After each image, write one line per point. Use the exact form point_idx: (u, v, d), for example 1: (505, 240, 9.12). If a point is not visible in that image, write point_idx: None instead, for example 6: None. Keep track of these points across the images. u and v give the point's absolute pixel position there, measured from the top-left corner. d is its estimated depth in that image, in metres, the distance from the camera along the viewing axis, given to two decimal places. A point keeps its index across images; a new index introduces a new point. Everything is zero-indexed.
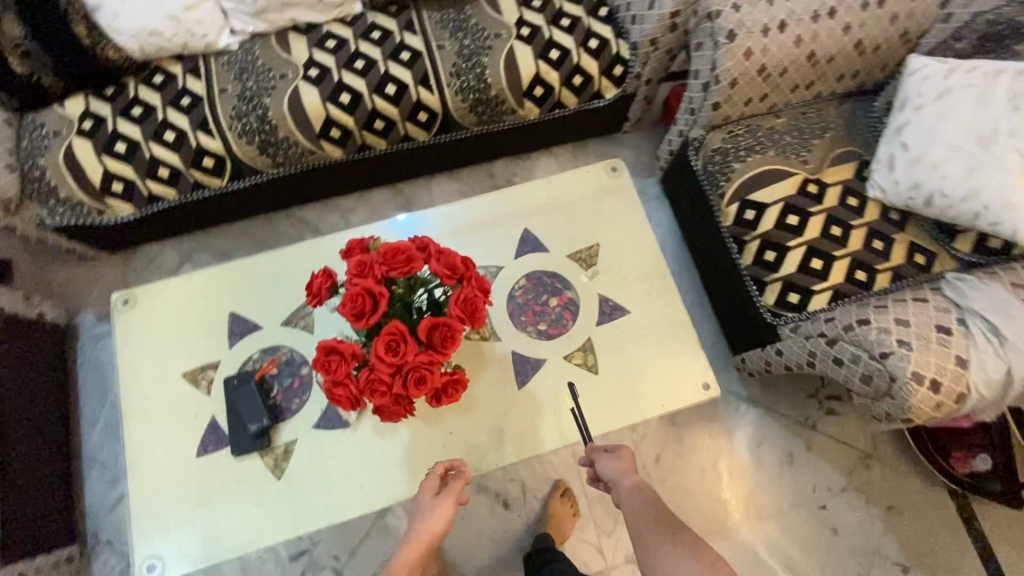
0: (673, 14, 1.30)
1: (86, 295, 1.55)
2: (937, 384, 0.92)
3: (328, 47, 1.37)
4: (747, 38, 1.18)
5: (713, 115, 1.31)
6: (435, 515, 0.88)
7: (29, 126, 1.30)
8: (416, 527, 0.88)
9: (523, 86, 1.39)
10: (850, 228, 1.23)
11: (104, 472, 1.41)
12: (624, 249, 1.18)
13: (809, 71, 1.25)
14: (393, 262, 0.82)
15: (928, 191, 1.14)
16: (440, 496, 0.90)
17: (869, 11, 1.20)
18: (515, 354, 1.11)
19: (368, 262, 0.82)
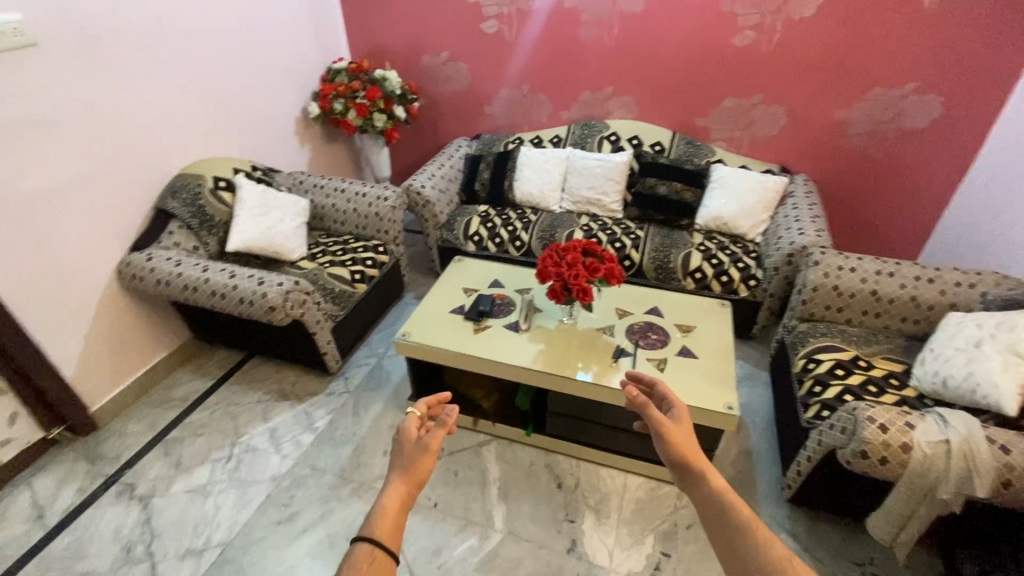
0: (790, 255, 2.18)
1: (419, 285, 2.89)
2: (885, 426, 1.31)
3: (598, 223, 2.66)
4: (829, 267, 1.96)
5: (803, 309, 2.02)
6: (417, 467, 0.91)
7: (461, 207, 2.86)
8: (402, 458, 0.92)
9: (689, 268, 2.38)
10: (885, 390, 1.68)
11: (370, 349, 2.48)
12: (710, 334, 1.90)
13: (875, 303, 1.91)
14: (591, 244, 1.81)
15: (942, 375, 1.59)
16: (417, 452, 0.92)
17: (922, 283, 1.88)
18: (618, 347, 1.86)
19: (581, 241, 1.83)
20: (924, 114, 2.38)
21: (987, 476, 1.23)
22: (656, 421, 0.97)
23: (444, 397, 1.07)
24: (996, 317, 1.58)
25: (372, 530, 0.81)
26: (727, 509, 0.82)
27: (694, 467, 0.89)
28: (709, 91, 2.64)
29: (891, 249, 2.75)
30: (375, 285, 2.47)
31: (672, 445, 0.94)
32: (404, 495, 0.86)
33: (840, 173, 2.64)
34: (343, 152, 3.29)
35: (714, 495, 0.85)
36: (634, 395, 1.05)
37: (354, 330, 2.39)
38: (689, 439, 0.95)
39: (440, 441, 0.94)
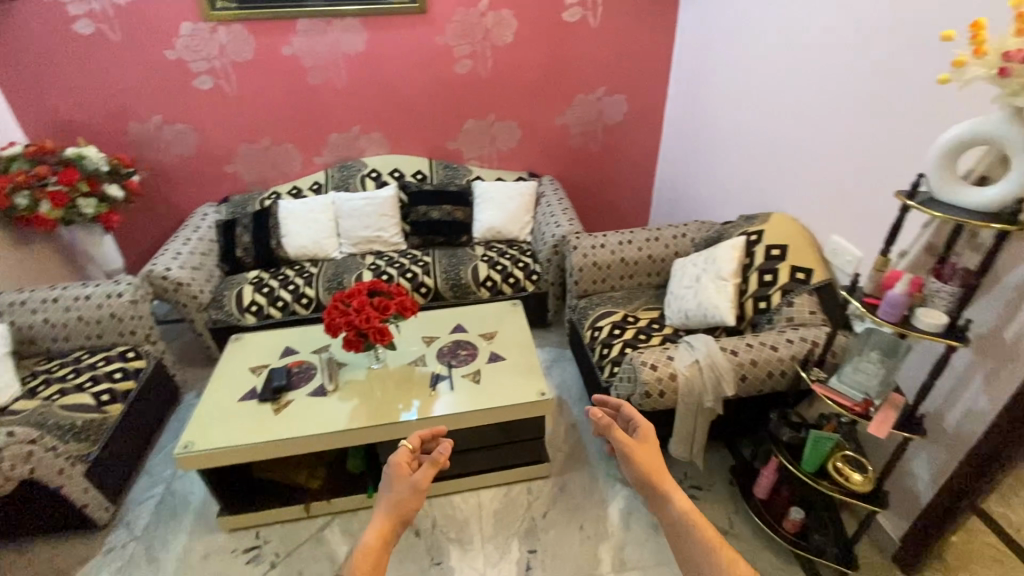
0: (556, 246, 2.48)
1: (199, 380, 2.47)
2: (655, 365, 1.58)
3: (384, 259, 2.63)
4: (586, 248, 2.28)
5: (578, 288, 2.31)
6: (403, 503, 1.03)
7: (227, 279, 2.54)
8: (388, 499, 1.05)
9: (480, 279, 2.52)
10: (652, 334, 2.02)
11: (152, 477, 2.03)
12: (511, 334, 2.04)
13: (626, 267, 2.29)
14: (374, 282, 1.78)
15: (683, 310, 1.98)
16: (405, 488, 1.05)
17: (652, 242, 2.31)
18: (433, 374, 1.86)
19: (363, 283, 1.78)
20: (617, 110, 2.94)
21: (728, 377, 1.56)
22: (621, 438, 1.10)
23: (437, 434, 1.24)
24: (702, 255, 2.04)
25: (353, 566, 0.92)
26: (683, 518, 0.92)
27: (659, 481, 1.00)
28: (450, 117, 2.83)
29: (623, 221, 3.34)
30: (136, 399, 2.03)
31: (636, 460, 1.06)
32: (384, 535, 0.99)
33: (575, 168, 3.10)
34: (46, 251, 2.63)
35: (676, 508, 0.94)
36: (600, 416, 1.18)
37: (121, 462, 1.93)
38: (649, 451, 1.08)
39: (425, 483, 1.07)
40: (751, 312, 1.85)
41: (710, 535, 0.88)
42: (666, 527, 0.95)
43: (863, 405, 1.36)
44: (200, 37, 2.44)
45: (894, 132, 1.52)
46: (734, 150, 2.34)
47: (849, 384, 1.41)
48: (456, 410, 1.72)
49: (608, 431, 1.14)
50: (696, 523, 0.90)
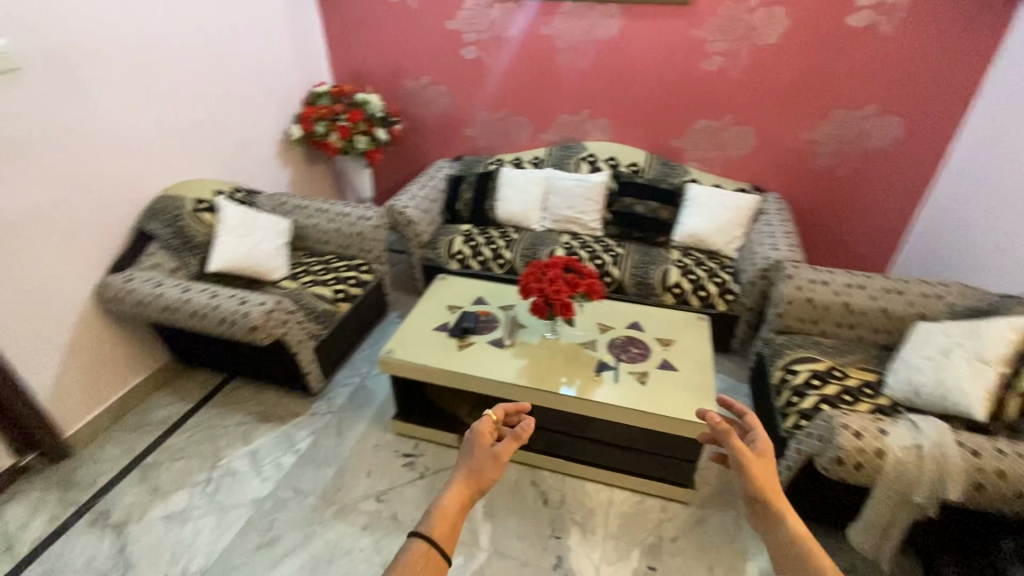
0: (764, 270, 2.26)
1: (402, 304, 2.89)
2: (858, 433, 1.36)
3: (579, 240, 2.71)
4: (802, 281, 2.03)
5: (778, 322, 2.08)
6: (486, 472, 0.94)
7: (444, 226, 2.90)
8: (466, 467, 0.94)
9: (669, 283, 2.44)
10: (860, 399, 1.73)
11: (353, 369, 2.47)
12: (689, 347, 1.95)
13: (846, 315, 1.98)
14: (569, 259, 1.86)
15: (911, 383, 1.65)
16: (488, 456, 0.95)
17: (891, 295, 1.95)
18: (602, 362, 1.88)
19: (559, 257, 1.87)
20: (887, 134, 2.51)
21: (958, 479, 1.27)
22: (737, 451, 1.01)
23: (521, 408, 1.10)
24: (959, 326, 1.66)
25: (430, 527, 0.84)
26: (798, 546, 0.88)
27: (771, 504, 0.94)
28: (683, 114, 2.74)
29: (851, 261, 2.88)
30: (358, 304, 2.47)
31: (751, 471, 0.99)
32: (464, 501, 0.89)
33: (809, 192, 2.75)
34: (325, 172, 3.32)
35: (786, 534, 0.89)
36: (717, 420, 1.07)
37: (337, 350, 2.38)
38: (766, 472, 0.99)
39: (507, 455, 0.96)
40: (1017, 414, 1.46)
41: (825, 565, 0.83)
42: (775, 549, 0.90)
43: None
44: (478, 12, 2.76)
45: None
46: None
47: None
48: (616, 403, 1.72)
49: (723, 439, 1.05)
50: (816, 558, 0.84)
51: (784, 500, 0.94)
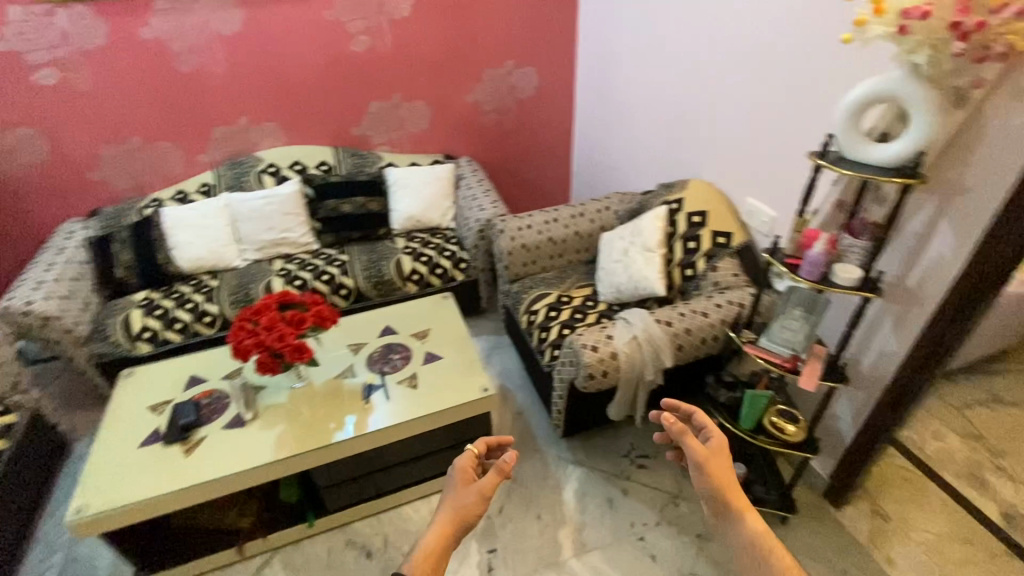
0: (481, 231, 2.38)
1: (91, 424, 2.14)
2: (596, 347, 1.55)
3: (295, 262, 2.41)
4: (513, 231, 2.23)
5: (509, 273, 2.25)
6: (468, 508, 0.97)
7: (110, 305, 2.21)
8: (443, 515, 0.96)
9: (404, 273, 2.38)
10: (588, 313, 1.99)
11: (43, 546, 1.74)
12: (443, 329, 1.94)
13: (554, 247, 2.25)
14: (284, 296, 1.60)
15: (615, 284, 1.98)
16: (469, 492, 0.98)
17: (578, 218, 2.29)
18: (364, 385, 1.72)
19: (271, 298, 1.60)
20: (529, 83, 2.86)
21: (666, 349, 1.57)
22: (696, 450, 0.99)
23: (503, 441, 1.08)
24: (629, 227, 2.03)
25: (414, 567, 0.88)
26: (756, 551, 0.89)
27: (732, 504, 0.94)
28: (352, 100, 2.61)
29: (540, 199, 3.28)
30: (9, 460, 1.72)
31: (709, 476, 0.97)
32: (443, 540, 0.92)
33: (492, 148, 2.99)
34: None
35: (751, 536, 0.91)
36: (672, 419, 1.04)
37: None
38: (725, 473, 0.98)
39: (489, 490, 0.98)
40: (681, 280, 1.87)
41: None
42: (738, 552, 0.91)
43: (791, 360, 1.42)
44: (35, 22, 2.06)
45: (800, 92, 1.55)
46: (648, 118, 2.34)
47: (777, 341, 1.46)
48: (394, 420, 1.60)
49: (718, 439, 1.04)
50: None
51: (745, 501, 0.95)
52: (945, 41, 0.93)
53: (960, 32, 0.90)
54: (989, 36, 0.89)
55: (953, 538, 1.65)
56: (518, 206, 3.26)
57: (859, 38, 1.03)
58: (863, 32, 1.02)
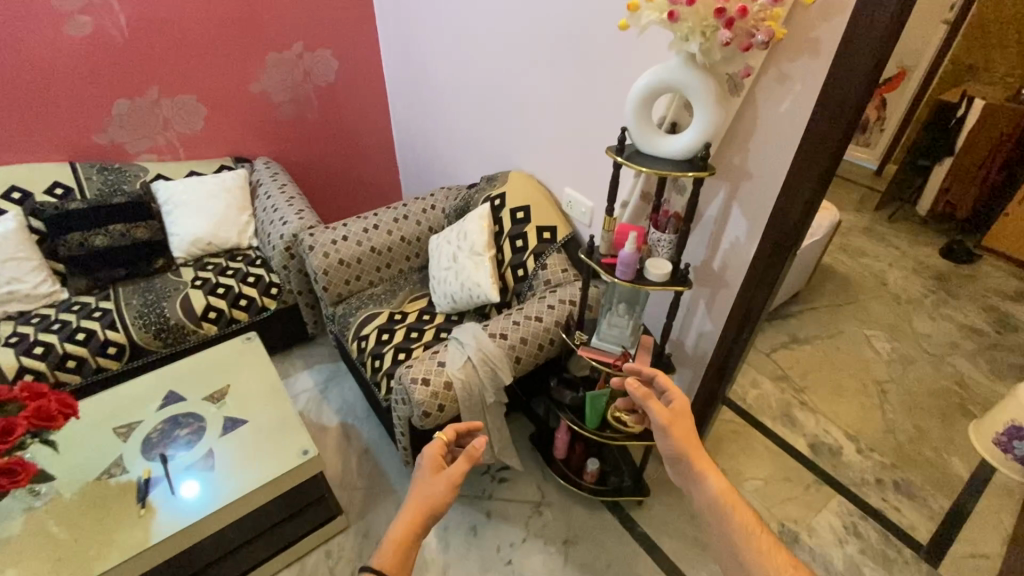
0: (289, 248, 2.03)
1: None
2: (426, 379, 1.36)
3: (32, 321, 1.83)
4: (326, 246, 1.93)
5: (330, 295, 1.96)
6: (437, 497, 0.89)
7: None
8: (413, 496, 0.90)
9: (198, 313, 1.95)
10: (424, 329, 1.79)
11: None
12: (248, 382, 1.60)
13: (379, 258, 2.00)
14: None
15: (448, 294, 1.80)
16: (439, 480, 0.91)
17: (401, 221, 2.05)
18: (138, 481, 1.33)
19: None
20: (326, 68, 2.49)
21: (503, 365, 1.43)
22: (655, 413, 0.99)
23: (474, 425, 1.03)
24: (455, 229, 1.86)
25: (380, 559, 0.81)
26: (726, 506, 0.86)
27: (694, 464, 0.92)
28: (87, 99, 2.03)
29: (365, 196, 2.97)
30: None
31: (672, 434, 0.97)
32: (413, 526, 0.85)
33: (297, 145, 2.59)
34: None
35: (712, 496, 0.88)
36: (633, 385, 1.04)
37: None
38: (687, 432, 0.97)
39: (461, 474, 0.92)
40: (513, 282, 1.76)
41: (760, 537, 0.82)
42: (704, 511, 0.89)
43: (622, 358, 1.35)
44: None
45: (598, 76, 1.48)
46: (461, 105, 2.16)
47: (607, 340, 1.40)
48: (184, 521, 1.25)
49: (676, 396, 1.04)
50: (769, 556, 0.79)
51: (707, 456, 0.93)
52: (713, 28, 0.87)
53: (725, 20, 0.85)
54: (751, 24, 0.85)
55: (779, 480, 1.82)
56: (341, 207, 2.91)
57: (635, 25, 0.95)
58: (637, 19, 0.93)
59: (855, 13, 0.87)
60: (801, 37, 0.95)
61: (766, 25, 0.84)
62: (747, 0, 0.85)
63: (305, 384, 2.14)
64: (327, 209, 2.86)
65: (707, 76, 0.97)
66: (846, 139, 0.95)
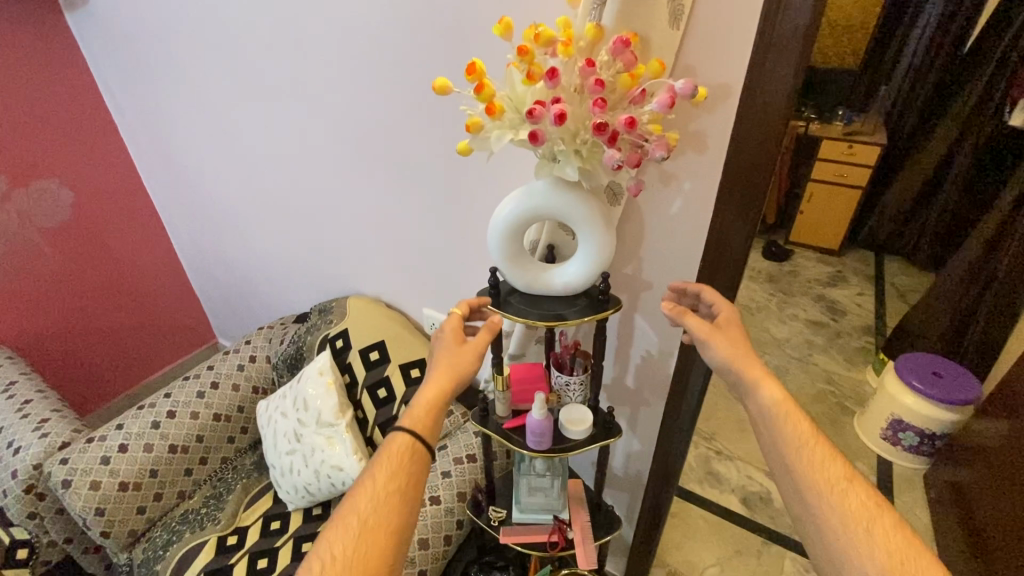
0: (30, 488, 1.33)
1: None
2: None
3: None
4: (90, 472, 1.29)
5: (115, 538, 1.33)
6: (463, 367, 0.83)
7: None
8: (439, 363, 0.82)
9: None
10: (275, 548, 1.28)
11: None
12: None
13: (185, 457, 1.43)
14: None
15: (300, 488, 1.31)
16: (465, 352, 0.83)
17: (209, 394, 1.50)
18: None
19: None
20: (56, 203, 1.83)
21: None
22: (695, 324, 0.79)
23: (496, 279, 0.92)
24: (287, 394, 1.38)
25: (411, 423, 0.79)
26: (788, 424, 0.71)
27: (749, 373, 0.74)
28: None
29: (160, 347, 2.25)
30: None
31: (716, 343, 0.77)
32: (440, 398, 0.80)
33: (30, 310, 1.84)
34: None
35: (774, 411, 0.72)
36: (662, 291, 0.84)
37: None
38: (738, 338, 0.78)
39: (487, 343, 0.84)
40: None
41: (838, 481, 0.68)
42: (762, 430, 0.73)
43: (558, 534, 1.06)
44: None
45: (435, 179, 1.22)
46: (265, 222, 1.71)
47: (532, 510, 1.08)
48: None
49: (719, 304, 0.83)
50: (842, 484, 0.67)
51: (766, 368, 0.75)
52: (592, 142, 0.66)
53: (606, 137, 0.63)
54: (637, 135, 0.65)
55: (731, 558, 1.65)
56: (125, 369, 2.15)
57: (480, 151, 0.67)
58: (484, 143, 0.66)
59: (742, 102, 0.74)
60: (681, 131, 0.81)
61: (654, 137, 0.66)
62: (626, 106, 0.66)
63: None
64: (102, 380, 2.09)
65: (596, 207, 0.75)
66: (755, 233, 0.83)
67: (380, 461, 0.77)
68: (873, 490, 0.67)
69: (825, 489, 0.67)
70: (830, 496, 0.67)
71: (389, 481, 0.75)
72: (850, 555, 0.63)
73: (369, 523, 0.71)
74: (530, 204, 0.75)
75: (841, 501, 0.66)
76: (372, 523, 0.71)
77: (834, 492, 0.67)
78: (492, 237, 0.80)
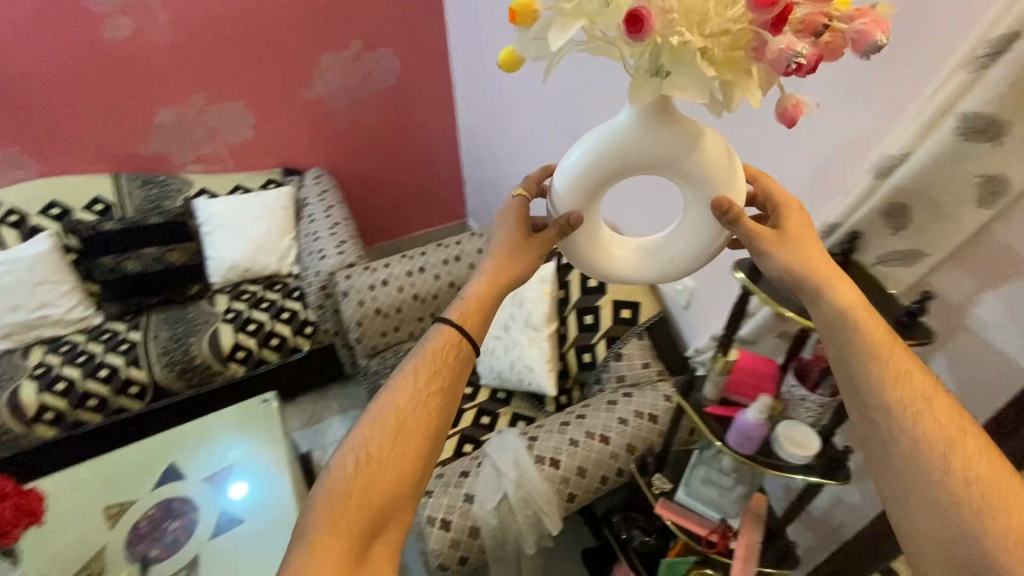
0: (325, 287, 1.78)
1: None
2: (447, 522, 1.05)
3: (61, 350, 1.72)
4: (361, 292, 1.66)
5: (364, 346, 1.69)
6: (519, 266, 0.77)
7: None
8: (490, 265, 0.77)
9: (225, 351, 1.75)
10: (462, 410, 1.48)
11: None
12: (240, 475, 1.36)
13: (421, 306, 1.70)
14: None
15: (494, 372, 1.45)
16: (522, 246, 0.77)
17: (451, 263, 1.72)
18: None
19: None
20: (390, 70, 2.19)
21: (551, 507, 1.09)
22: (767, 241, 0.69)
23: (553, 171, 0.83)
24: None
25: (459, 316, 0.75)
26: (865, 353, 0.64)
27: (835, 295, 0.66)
28: (135, 110, 1.90)
29: (424, 212, 2.63)
30: None
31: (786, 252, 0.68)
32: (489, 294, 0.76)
33: (354, 154, 2.32)
34: None
35: (862, 337, 0.64)
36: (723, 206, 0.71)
37: None
38: (808, 244, 0.70)
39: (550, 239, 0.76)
40: (577, 368, 1.39)
41: (946, 429, 0.59)
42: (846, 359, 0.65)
43: (719, 536, 0.97)
44: None
45: None
46: (538, 123, 1.78)
47: (700, 499, 1.01)
48: None
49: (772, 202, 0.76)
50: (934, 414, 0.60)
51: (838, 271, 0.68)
52: (738, 36, 0.50)
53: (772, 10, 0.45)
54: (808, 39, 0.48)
55: None
56: (397, 221, 2.60)
57: (532, 58, 0.55)
58: (537, 41, 0.54)
59: None
60: None
61: (861, 20, 0.48)
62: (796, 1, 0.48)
63: (336, 433, 1.88)
64: (381, 223, 2.57)
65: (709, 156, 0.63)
66: None
67: (413, 362, 0.73)
68: (991, 446, 0.58)
69: (914, 426, 0.60)
70: (948, 469, 0.57)
71: (422, 386, 0.71)
72: (986, 530, 0.53)
73: (408, 422, 0.69)
74: (614, 143, 0.63)
75: (920, 439, 0.59)
76: (411, 423, 0.68)
77: (916, 430, 0.59)
78: (566, 172, 0.67)
